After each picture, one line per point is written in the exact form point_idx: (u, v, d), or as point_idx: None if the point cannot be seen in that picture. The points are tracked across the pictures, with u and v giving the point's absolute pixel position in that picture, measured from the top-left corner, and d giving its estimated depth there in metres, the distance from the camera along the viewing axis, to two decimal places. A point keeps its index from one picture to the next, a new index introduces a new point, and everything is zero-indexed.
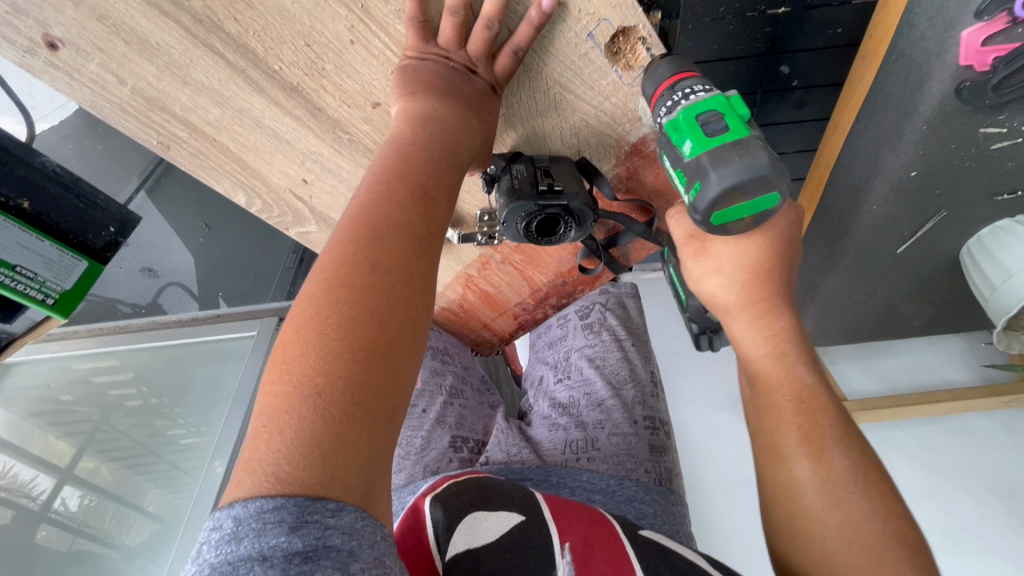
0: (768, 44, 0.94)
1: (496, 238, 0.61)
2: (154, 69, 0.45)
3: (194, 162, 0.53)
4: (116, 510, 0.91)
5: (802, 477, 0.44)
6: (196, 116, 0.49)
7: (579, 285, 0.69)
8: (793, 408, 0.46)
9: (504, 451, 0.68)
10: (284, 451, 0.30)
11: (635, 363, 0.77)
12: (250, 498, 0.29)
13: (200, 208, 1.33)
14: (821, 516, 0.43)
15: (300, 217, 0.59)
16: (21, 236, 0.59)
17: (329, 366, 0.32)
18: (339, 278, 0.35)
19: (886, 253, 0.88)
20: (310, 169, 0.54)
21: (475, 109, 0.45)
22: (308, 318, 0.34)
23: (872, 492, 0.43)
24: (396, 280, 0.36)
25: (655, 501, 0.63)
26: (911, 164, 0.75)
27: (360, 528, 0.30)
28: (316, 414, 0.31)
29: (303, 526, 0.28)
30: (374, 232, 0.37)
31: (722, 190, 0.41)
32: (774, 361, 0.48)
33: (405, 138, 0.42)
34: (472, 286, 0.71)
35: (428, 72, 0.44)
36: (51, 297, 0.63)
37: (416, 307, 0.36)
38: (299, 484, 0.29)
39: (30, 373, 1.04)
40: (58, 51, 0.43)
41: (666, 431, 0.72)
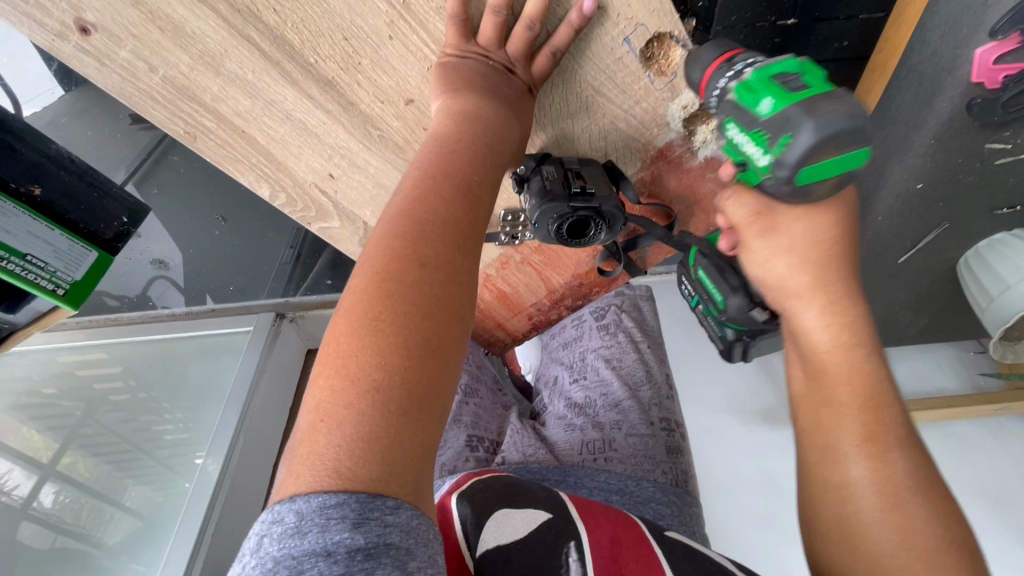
0: (776, 54, 0.96)
1: (518, 238, 0.62)
2: (187, 57, 0.44)
3: (220, 153, 0.52)
4: (95, 505, 0.88)
5: (858, 475, 0.43)
6: (226, 107, 0.48)
7: (596, 286, 0.69)
8: (856, 404, 0.45)
9: (520, 452, 0.69)
10: (343, 445, 0.30)
11: (651, 364, 0.77)
12: (310, 493, 0.28)
13: (201, 196, 1.30)
14: (874, 516, 0.42)
15: (324, 213, 0.59)
16: (31, 224, 0.57)
17: (384, 361, 0.32)
18: (390, 273, 0.35)
19: (889, 262, 0.90)
20: (338, 164, 0.53)
21: (513, 107, 0.45)
22: (360, 312, 0.34)
23: (931, 501, 0.42)
24: (445, 276, 0.36)
25: (672, 502, 0.63)
26: (918, 176, 0.77)
27: (416, 527, 0.30)
28: (373, 409, 0.31)
29: (365, 523, 0.28)
30: (422, 227, 0.37)
31: (815, 140, 0.38)
32: (841, 354, 0.46)
33: (449, 134, 0.42)
34: (490, 285, 0.71)
35: (470, 69, 0.44)
36: (61, 288, 0.62)
37: (463, 304, 0.36)
38: (358, 479, 0.29)
39: (13, 365, 1.01)
40: (90, 36, 0.42)
41: (681, 432, 0.73)
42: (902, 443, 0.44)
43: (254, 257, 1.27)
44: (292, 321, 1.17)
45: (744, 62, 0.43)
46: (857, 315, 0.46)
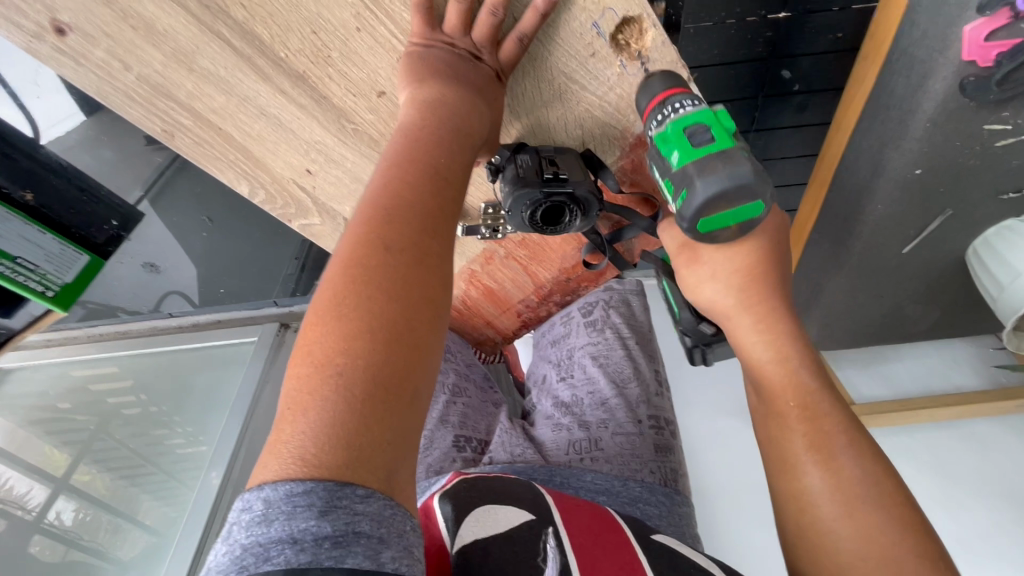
0: (769, 48, 0.96)
1: (500, 231, 0.61)
2: (160, 55, 0.45)
3: (198, 151, 0.52)
4: (113, 521, 0.91)
5: (815, 487, 0.43)
6: (202, 104, 0.48)
7: (583, 281, 0.70)
8: (798, 414, 0.46)
9: (508, 452, 0.68)
10: (310, 432, 0.29)
11: (639, 362, 0.77)
12: (277, 482, 0.28)
13: (202, 200, 1.33)
14: (836, 527, 0.41)
15: (303, 209, 0.58)
16: (24, 229, 0.59)
17: (350, 345, 0.32)
18: (355, 260, 0.35)
19: (891, 253, 0.87)
20: (314, 159, 0.53)
21: (483, 94, 0.45)
22: (326, 301, 0.33)
23: (841, 517, 0.41)
24: (412, 260, 0.35)
25: (660, 503, 0.64)
26: (916, 162, 0.75)
27: (389, 515, 0.28)
28: (339, 395, 0.30)
29: (332, 511, 0.27)
30: (388, 214, 0.37)
31: (706, 199, 0.43)
32: (778, 364, 0.48)
33: (417, 124, 0.42)
34: (476, 281, 0.70)
35: (436, 60, 0.44)
36: (51, 290, 0.63)
37: (433, 287, 0.35)
38: (324, 465, 0.28)
39: (31, 379, 1.08)
40: (66, 36, 0.43)
41: (670, 430, 0.73)
42: (855, 447, 0.44)
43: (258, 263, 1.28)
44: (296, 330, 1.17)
45: (677, 102, 0.46)
46: (786, 327, 0.49)
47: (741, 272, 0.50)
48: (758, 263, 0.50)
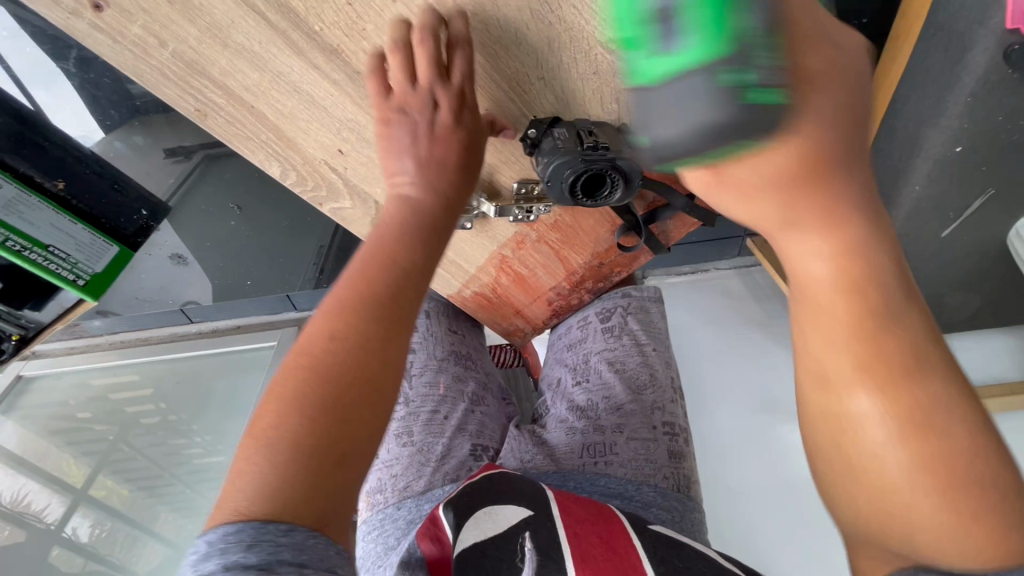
0: None
1: (533, 213, 0.60)
2: (195, 30, 0.44)
3: (231, 131, 0.51)
4: (128, 532, 1.09)
5: (879, 442, 0.34)
6: (235, 82, 0.47)
7: (616, 266, 0.68)
8: (875, 357, 0.33)
9: (518, 458, 0.76)
10: (245, 489, 0.35)
11: (654, 367, 0.80)
12: (214, 527, 0.34)
13: (231, 182, 1.04)
14: (906, 491, 0.33)
15: (334, 192, 0.57)
16: (55, 218, 0.59)
17: (297, 411, 0.37)
18: (309, 339, 0.41)
19: (929, 238, 0.85)
20: (347, 138, 0.52)
21: (441, 154, 0.48)
22: (281, 375, 0.39)
23: (920, 482, 0.33)
24: (353, 337, 0.40)
25: (672, 507, 0.69)
26: (956, 139, 0.72)
27: (311, 546, 0.33)
28: (273, 456, 0.36)
29: (257, 544, 0.32)
30: (341, 296, 0.43)
31: None
32: (846, 286, 0.33)
33: (392, 213, 0.48)
34: (507, 268, 0.67)
35: (402, 140, 0.48)
36: (81, 279, 0.63)
37: (372, 359, 0.40)
38: (256, 513, 0.34)
39: (52, 390, 1.24)
40: (103, 12, 0.43)
41: (684, 436, 0.77)
42: (942, 393, 0.34)
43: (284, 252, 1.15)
44: None
45: None
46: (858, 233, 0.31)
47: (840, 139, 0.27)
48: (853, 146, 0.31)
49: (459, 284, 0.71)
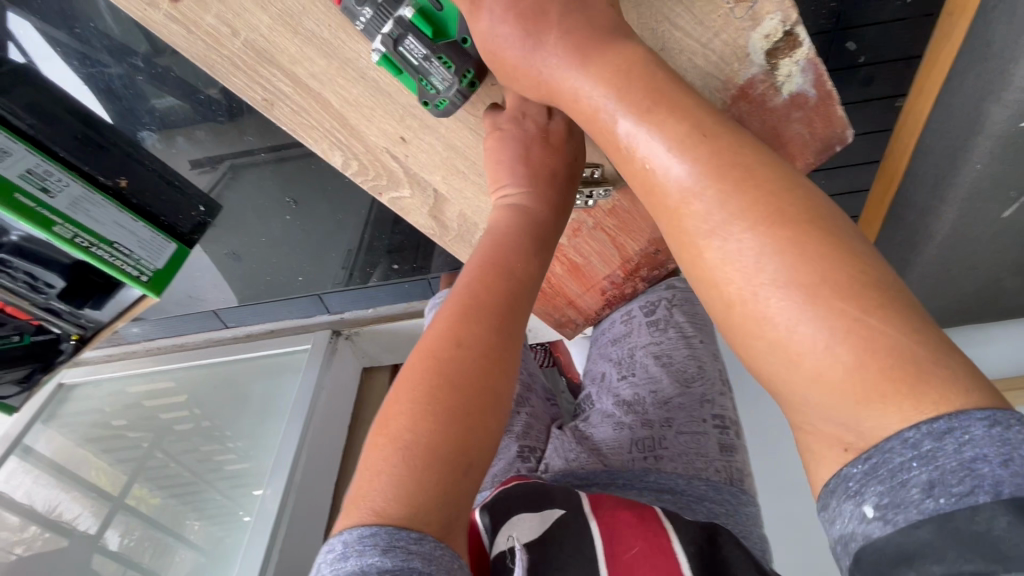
0: (834, 20, 0.97)
1: (592, 198, 0.60)
2: (269, 18, 0.44)
3: (295, 120, 0.50)
4: (162, 540, 1.05)
5: (779, 309, 0.33)
6: (304, 70, 0.47)
7: (673, 252, 0.66)
8: (765, 220, 0.34)
9: (563, 457, 0.73)
10: (380, 495, 0.37)
11: (703, 359, 0.78)
12: (352, 528, 0.37)
13: (285, 178, 1.13)
14: (834, 364, 0.31)
15: (394, 181, 0.56)
16: (115, 215, 0.73)
17: (422, 424, 0.39)
18: (434, 351, 0.43)
19: (989, 218, 0.82)
20: (410, 125, 0.51)
21: (550, 174, 0.51)
22: (408, 384, 0.42)
23: (824, 329, 0.31)
24: (477, 352, 0.42)
25: (726, 501, 0.66)
26: (1021, 112, 0.70)
27: (438, 555, 0.35)
28: (404, 465, 0.38)
29: (392, 549, 0.34)
30: (464, 311, 0.44)
31: None
32: (698, 165, 0.36)
33: (499, 227, 0.49)
34: (561, 257, 0.67)
35: (506, 156, 0.50)
36: (144, 274, 0.76)
37: (494, 376, 0.42)
38: (392, 518, 0.36)
39: (88, 398, 1.28)
40: (181, 2, 0.43)
41: (734, 430, 0.74)
42: (821, 244, 0.33)
43: (326, 241, 1.19)
44: (347, 337, 1.29)
45: None
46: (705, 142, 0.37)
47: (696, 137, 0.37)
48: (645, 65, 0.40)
49: None
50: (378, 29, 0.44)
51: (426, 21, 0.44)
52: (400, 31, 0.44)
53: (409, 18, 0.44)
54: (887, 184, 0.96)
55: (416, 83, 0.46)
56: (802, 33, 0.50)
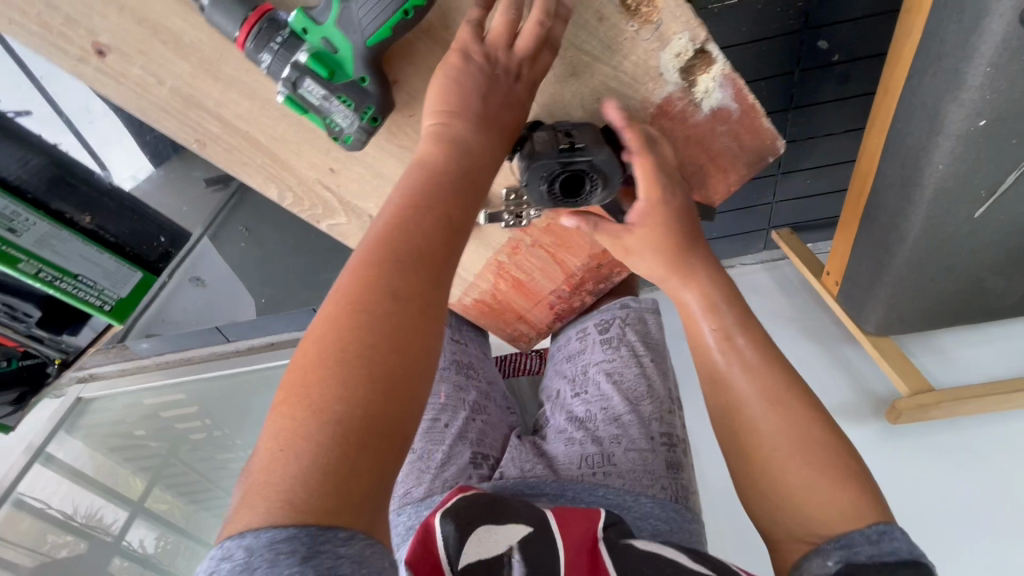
0: (803, 19, 0.93)
1: (523, 218, 0.60)
2: (188, 66, 0.47)
3: (230, 158, 0.54)
4: (184, 543, 1.17)
5: (745, 397, 0.53)
6: (229, 112, 0.50)
7: (616, 267, 0.68)
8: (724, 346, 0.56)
9: (519, 467, 0.71)
10: (299, 477, 0.33)
11: (653, 378, 0.78)
12: (261, 528, 0.31)
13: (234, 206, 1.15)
14: (780, 452, 0.50)
15: (331, 210, 0.59)
16: (82, 249, 0.75)
17: (345, 394, 0.35)
18: (360, 303, 0.38)
19: (960, 219, 0.80)
20: (337, 157, 0.54)
21: (494, 121, 0.47)
22: (329, 343, 0.37)
23: (773, 415, 0.51)
24: (411, 308, 0.39)
25: (670, 518, 0.66)
26: (979, 112, 0.67)
27: (368, 554, 0.32)
28: (331, 440, 0.34)
29: (316, 555, 0.30)
30: (395, 259, 0.40)
31: None
32: (706, 308, 0.57)
33: (435, 169, 0.44)
34: (504, 274, 0.69)
35: (463, 88, 0.46)
36: (107, 303, 0.80)
37: (427, 335, 0.39)
38: (310, 510, 0.32)
39: (106, 407, 1.32)
40: (106, 57, 0.46)
41: (683, 448, 0.75)
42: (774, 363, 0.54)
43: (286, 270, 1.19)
44: None
45: None
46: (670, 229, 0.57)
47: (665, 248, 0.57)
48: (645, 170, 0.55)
49: (458, 291, 0.73)
50: (279, 72, 0.43)
51: (320, 62, 0.42)
52: (297, 75, 0.42)
53: (304, 61, 0.42)
54: (862, 186, 0.91)
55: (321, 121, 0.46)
56: (714, 49, 0.51)
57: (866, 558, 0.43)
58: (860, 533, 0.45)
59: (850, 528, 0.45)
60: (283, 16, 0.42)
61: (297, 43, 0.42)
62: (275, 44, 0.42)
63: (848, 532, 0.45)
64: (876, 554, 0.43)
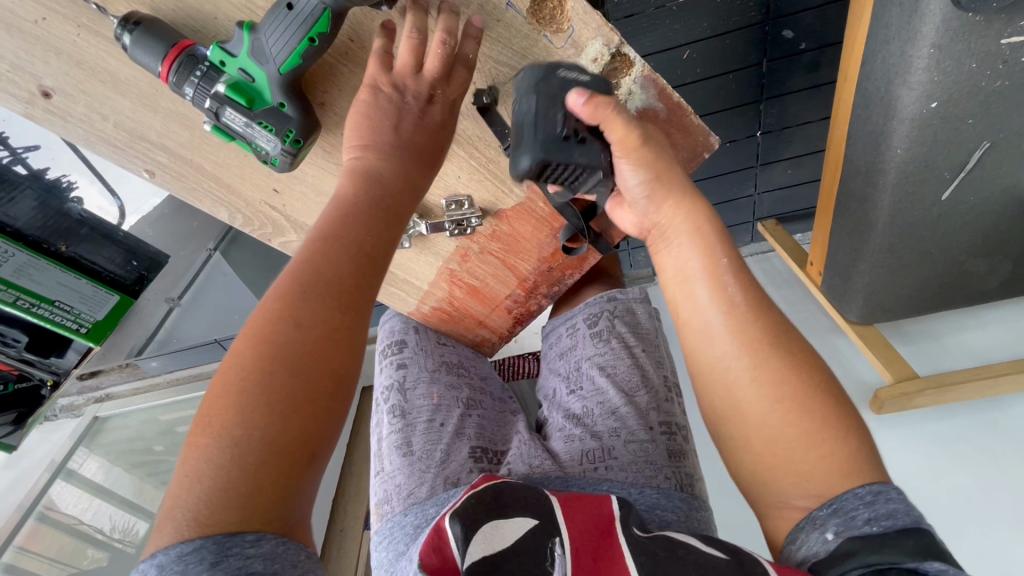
0: (764, 11, 0.90)
1: (464, 225, 0.66)
2: (128, 102, 0.52)
3: (179, 185, 0.59)
4: None
5: (742, 378, 0.47)
6: (171, 142, 0.55)
7: (567, 268, 0.73)
8: (724, 306, 0.48)
9: (525, 463, 0.65)
10: (198, 499, 0.34)
11: (647, 368, 0.72)
12: (170, 546, 0.32)
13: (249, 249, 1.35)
14: (781, 429, 0.45)
15: (279, 228, 0.65)
16: (60, 274, 0.90)
17: (253, 414, 0.36)
18: (266, 331, 0.39)
19: (928, 202, 0.78)
20: (279, 178, 0.59)
21: (404, 146, 0.49)
22: (234, 371, 0.38)
23: (771, 391, 0.45)
24: (319, 332, 0.40)
25: (677, 508, 0.60)
26: (930, 95, 0.66)
27: (281, 552, 0.34)
28: (232, 461, 0.35)
29: (224, 560, 0.32)
30: (304, 286, 0.41)
31: None
32: (701, 256, 0.50)
33: (350, 191, 0.46)
34: (458, 281, 0.75)
35: (376, 118, 0.48)
36: (83, 326, 0.99)
37: (338, 357, 0.40)
38: (213, 526, 0.33)
39: (120, 427, 1.31)
40: (52, 98, 0.51)
41: (683, 434, 0.69)
42: (773, 327, 0.47)
43: None
44: None
45: None
46: (676, 201, 0.52)
47: (699, 228, 0.51)
48: (652, 151, 0.51)
49: (415, 300, 0.78)
50: (203, 102, 0.48)
51: (239, 92, 0.47)
52: (218, 105, 0.48)
53: (223, 91, 0.47)
54: (832, 173, 0.89)
55: (249, 145, 0.51)
56: (631, 52, 0.54)
57: (864, 524, 0.39)
58: (854, 496, 0.41)
59: (845, 486, 0.42)
60: (202, 51, 0.47)
61: (216, 75, 0.47)
62: (195, 78, 0.47)
63: (841, 493, 0.41)
64: (872, 517, 0.39)
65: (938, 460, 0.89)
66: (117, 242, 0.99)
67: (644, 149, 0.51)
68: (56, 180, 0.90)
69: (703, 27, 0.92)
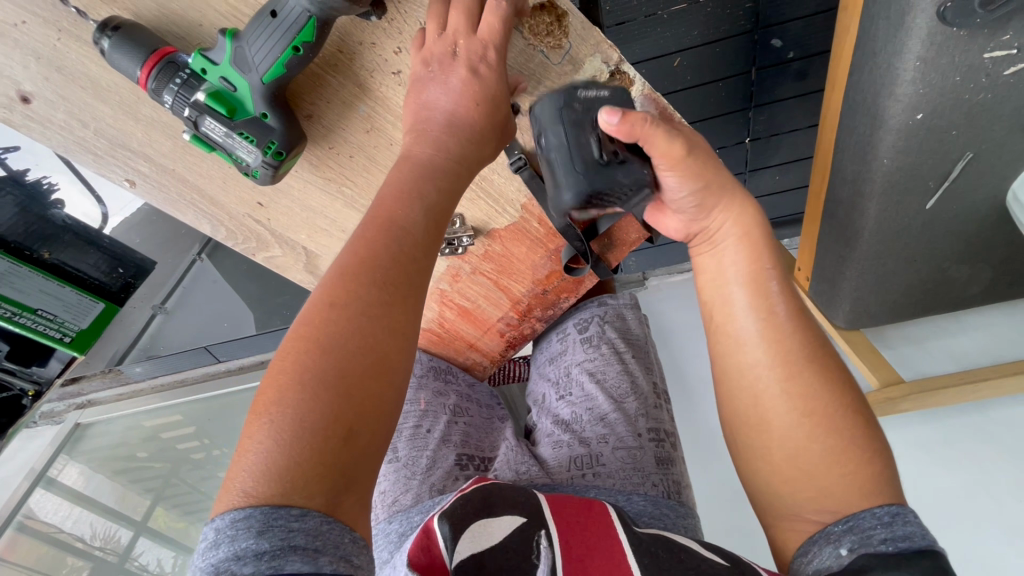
0: (753, 20, 0.91)
1: (455, 244, 0.67)
2: (109, 109, 0.52)
3: (160, 196, 0.58)
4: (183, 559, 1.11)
5: (771, 389, 0.48)
6: (153, 151, 0.55)
7: (563, 292, 0.71)
8: (759, 314, 0.50)
9: (512, 471, 0.65)
10: (250, 468, 0.34)
11: (636, 375, 0.72)
12: (223, 513, 0.33)
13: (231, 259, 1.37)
14: (807, 444, 0.46)
15: (263, 242, 0.64)
16: (42, 283, 0.87)
17: (312, 383, 0.36)
18: (321, 305, 0.39)
19: (913, 211, 0.79)
20: (263, 192, 0.59)
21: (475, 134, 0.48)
22: (291, 344, 0.38)
23: (799, 402, 0.47)
24: (371, 306, 0.39)
25: (664, 516, 0.60)
26: (916, 106, 0.67)
27: (325, 530, 0.33)
28: (282, 432, 0.34)
29: (270, 530, 0.31)
30: (358, 261, 0.40)
31: None
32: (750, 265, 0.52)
33: (402, 168, 0.46)
34: (449, 302, 0.74)
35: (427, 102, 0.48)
36: (69, 336, 0.96)
37: (389, 334, 0.39)
38: (263, 497, 0.33)
39: (105, 432, 1.24)
40: (31, 103, 0.51)
41: (671, 442, 0.69)
42: (808, 342, 0.49)
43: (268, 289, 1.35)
44: None
45: None
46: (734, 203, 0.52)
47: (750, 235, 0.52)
48: (700, 161, 0.50)
49: None
50: (181, 111, 0.48)
51: (218, 101, 0.47)
52: (197, 114, 0.48)
53: (203, 100, 0.47)
54: (821, 181, 0.90)
55: (228, 156, 0.50)
56: (631, 69, 0.54)
57: (879, 542, 0.39)
58: (870, 515, 0.41)
59: (864, 506, 0.42)
60: (183, 58, 0.47)
61: (196, 82, 0.47)
62: (175, 84, 0.46)
63: (860, 511, 0.42)
64: (888, 537, 0.39)
65: (925, 464, 0.91)
66: (102, 248, 0.95)
67: (691, 160, 0.50)
68: (36, 183, 0.90)
69: (694, 34, 0.93)
